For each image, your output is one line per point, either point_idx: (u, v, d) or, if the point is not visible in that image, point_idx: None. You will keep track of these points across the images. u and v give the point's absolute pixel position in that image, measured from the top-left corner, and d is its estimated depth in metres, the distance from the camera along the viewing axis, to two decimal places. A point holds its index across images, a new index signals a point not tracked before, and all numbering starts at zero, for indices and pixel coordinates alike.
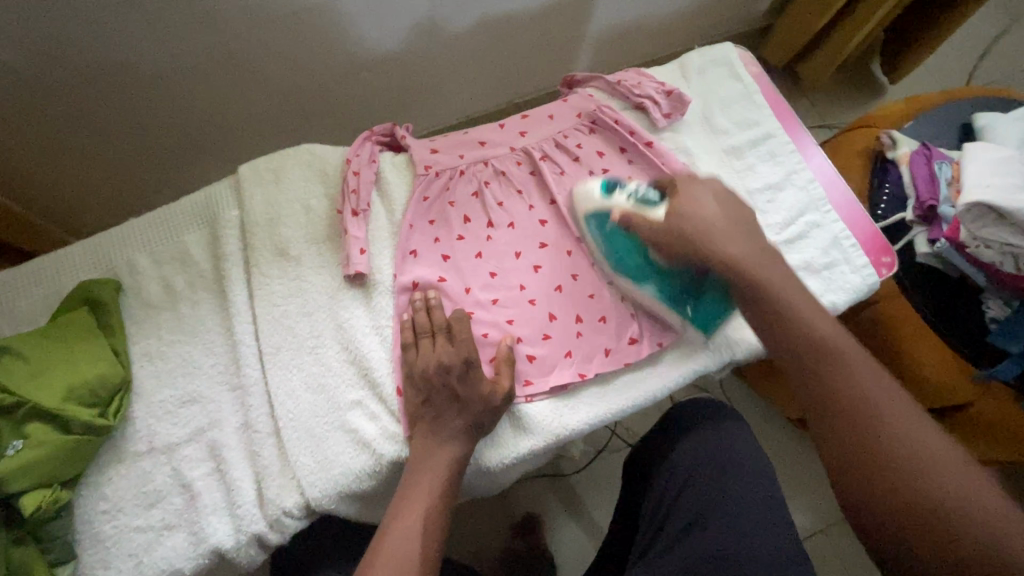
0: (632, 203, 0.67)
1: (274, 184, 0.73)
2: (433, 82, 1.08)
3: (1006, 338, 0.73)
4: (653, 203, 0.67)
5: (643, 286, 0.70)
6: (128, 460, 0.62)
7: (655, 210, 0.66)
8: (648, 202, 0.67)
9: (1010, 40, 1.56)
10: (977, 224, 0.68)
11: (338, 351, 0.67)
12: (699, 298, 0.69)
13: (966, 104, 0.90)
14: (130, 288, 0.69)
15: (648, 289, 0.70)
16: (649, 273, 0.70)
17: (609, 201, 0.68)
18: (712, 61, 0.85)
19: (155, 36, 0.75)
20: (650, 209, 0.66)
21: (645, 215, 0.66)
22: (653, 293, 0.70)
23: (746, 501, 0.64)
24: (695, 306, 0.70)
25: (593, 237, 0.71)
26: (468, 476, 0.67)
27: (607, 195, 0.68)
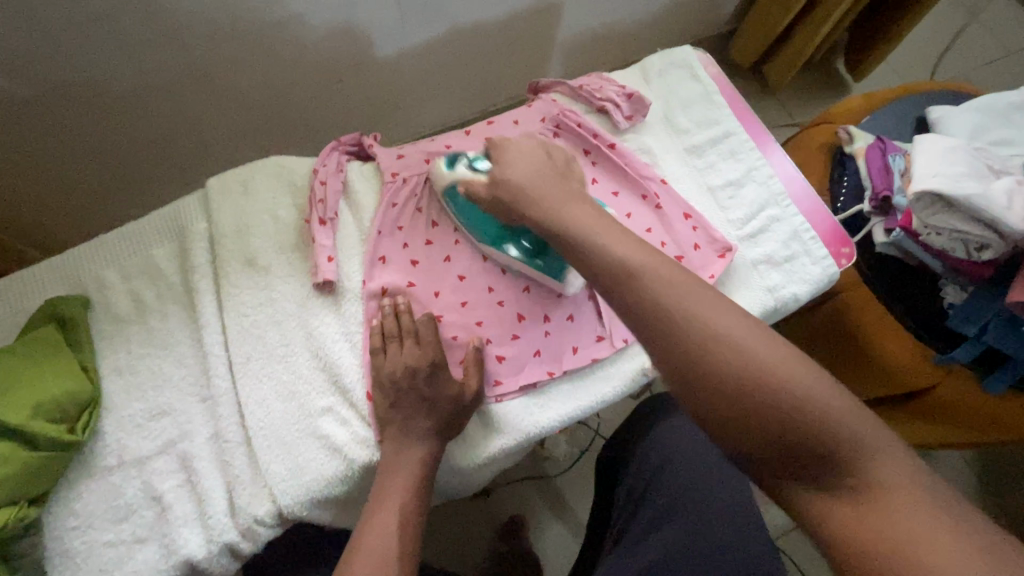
0: (468, 171, 0.69)
1: (242, 195, 0.74)
2: (403, 92, 1.10)
3: (963, 321, 0.73)
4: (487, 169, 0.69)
5: (501, 247, 0.71)
6: (99, 475, 0.62)
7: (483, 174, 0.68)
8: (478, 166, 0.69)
9: (968, 38, 1.60)
10: (927, 212, 0.68)
11: (308, 359, 0.68)
12: (543, 254, 0.71)
13: (922, 98, 0.92)
14: (99, 303, 0.69)
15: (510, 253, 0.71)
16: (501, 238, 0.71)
17: (452, 173, 0.70)
18: (673, 63, 0.87)
19: (120, 54, 0.76)
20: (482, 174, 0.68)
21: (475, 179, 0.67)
22: (512, 251, 0.71)
23: (716, 493, 0.65)
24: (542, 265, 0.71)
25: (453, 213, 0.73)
26: (441, 476, 0.68)
27: (451, 169, 0.70)
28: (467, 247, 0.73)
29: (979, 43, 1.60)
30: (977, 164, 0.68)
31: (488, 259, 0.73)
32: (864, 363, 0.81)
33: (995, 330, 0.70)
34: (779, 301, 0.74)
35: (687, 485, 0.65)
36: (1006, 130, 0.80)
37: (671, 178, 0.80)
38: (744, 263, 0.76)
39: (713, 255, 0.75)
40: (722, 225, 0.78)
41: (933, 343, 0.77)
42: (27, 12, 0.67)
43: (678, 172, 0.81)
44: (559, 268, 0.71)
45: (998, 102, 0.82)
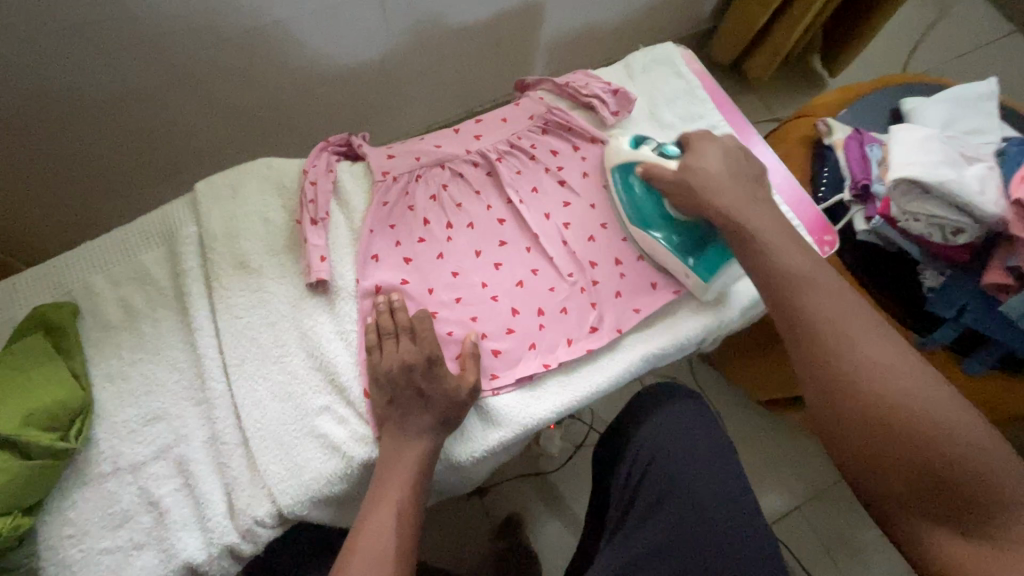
0: (654, 154, 0.74)
1: (231, 198, 0.74)
2: (391, 94, 1.10)
3: (942, 305, 0.75)
4: (675, 156, 0.74)
5: (654, 233, 0.74)
6: (93, 482, 0.61)
7: (671, 161, 0.72)
8: (666, 154, 0.74)
9: (938, 32, 1.65)
10: (905, 198, 0.71)
11: (304, 359, 0.68)
12: (696, 252, 0.72)
13: (897, 90, 0.95)
14: (87, 310, 0.68)
15: (658, 237, 0.74)
16: (659, 221, 0.74)
17: (634, 152, 0.75)
18: (656, 60, 0.88)
19: (104, 60, 0.76)
20: (669, 160, 0.73)
21: (662, 164, 0.72)
22: (663, 240, 0.73)
23: (708, 480, 0.66)
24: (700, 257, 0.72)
25: (618, 190, 0.77)
26: (438, 472, 0.68)
27: (632, 148, 0.75)
28: (459, 244, 0.75)
29: (949, 37, 1.65)
30: (951, 152, 0.71)
31: (481, 255, 0.75)
32: None
33: (973, 312, 0.73)
34: None
35: (681, 473, 0.67)
36: (976, 119, 0.83)
37: None
38: None
39: None
40: None
41: (912, 327, 0.79)
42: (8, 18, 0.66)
43: None
44: (708, 268, 0.72)
45: (966, 92, 0.85)
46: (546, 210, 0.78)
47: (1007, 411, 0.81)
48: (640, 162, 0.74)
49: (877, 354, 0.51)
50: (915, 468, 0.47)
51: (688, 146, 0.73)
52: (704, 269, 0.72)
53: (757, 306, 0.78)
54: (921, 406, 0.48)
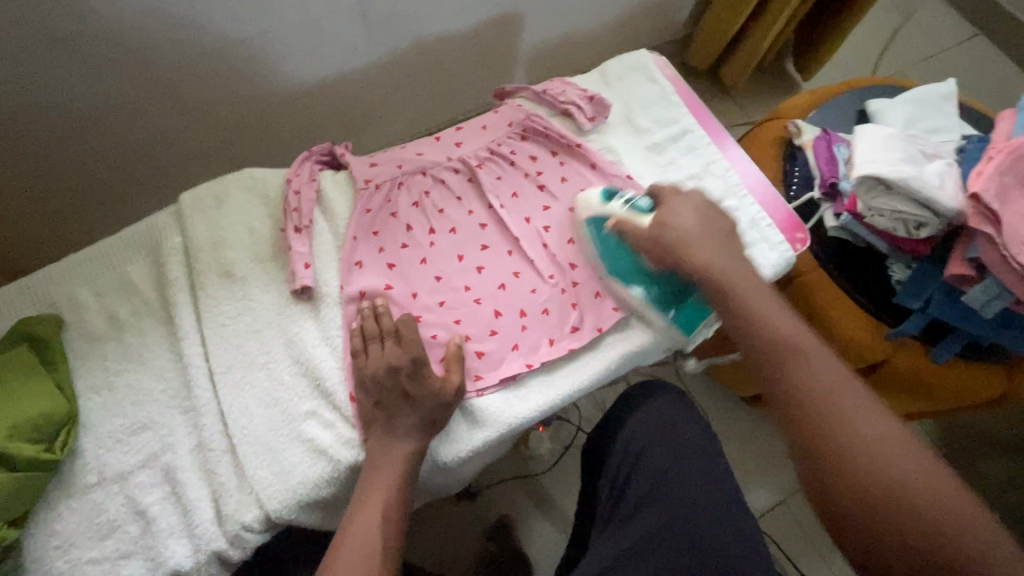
0: (627, 209, 0.74)
1: (216, 209, 0.75)
2: (374, 104, 1.12)
3: (910, 296, 0.78)
4: (647, 210, 0.74)
5: (630, 287, 0.74)
6: (79, 493, 0.61)
7: (643, 217, 0.72)
8: (638, 208, 0.74)
9: (905, 36, 1.71)
10: (870, 195, 0.74)
11: (290, 365, 0.69)
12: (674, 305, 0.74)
13: (863, 92, 0.99)
14: (72, 322, 0.69)
15: (636, 292, 0.74)
16: (636, 275, 0.74)
17: (607, 207, 0.75)
18: (630, 66, 0.91)
19: (87, 73, 0.77)
20: (643, 216, 0.73)
21: (634, 219, 0.72)
22: (641, 294, 0.74)
23: (691, 475, 0.68)
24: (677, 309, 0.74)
25: (591, 243, 0.76)
26: (425, 474, 0.69)
27: (605, 203, 0.75)
28: (441, 249, 0.77)
29: (916, 41, 1.71)
30: (911, 150, 0.74)
31: (464, 259, 0.76)
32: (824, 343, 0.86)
33: (938, 303, 0.76)
34: None
35: (664, 468, 0.68)
36: (936, 119, 0.86)
37: (635, 174, 0.84)
38: None
39: None
40: None
41: (884, 320, 0.82)
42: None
43: (640, 168, 0.85)
44: (686, 320, 0.74)
45: (930, 93, 0.88)
46: (527, 214, 0.80)
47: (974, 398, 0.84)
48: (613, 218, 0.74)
49: (867, 420, 0.53)
50: (906, 546, 0.48)
51: (659, 200, 0.73)
52: (682, 321, 0.74)
53: None
54: (895, 464, 0.50)
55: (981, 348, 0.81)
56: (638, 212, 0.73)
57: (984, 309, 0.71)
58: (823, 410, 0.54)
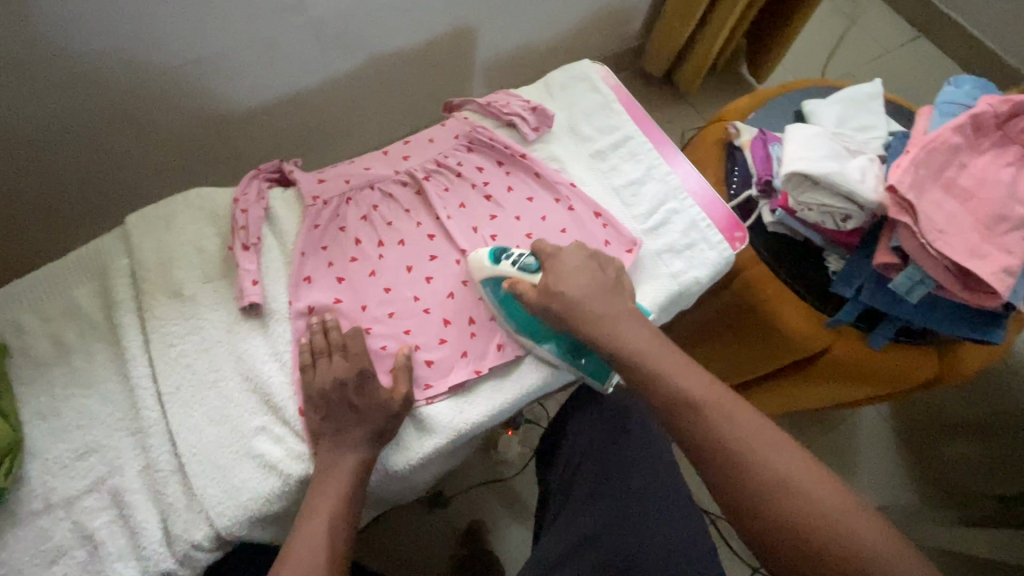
0: (516, 270, 0.71)
1: (163, 229, 0.75)
2: (330, 120, 1.13)
3: (843, 284, 0.81)
4: (536, 268, 0.71)
5: (540, 342, 0.74)
6: (25, 520, 0.61)
7: (533, 277, 0.71)
8: (528, 267, 0.71)
9: (851, 39, 1.78)
10: (799, 190, 0.77)
11: (239, 382, 0.69)
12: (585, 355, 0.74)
13: (800, 93, 1.03)
14: (18, 348, 0.68)
15: (546, 347, 0.74)
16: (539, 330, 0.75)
17: (497, 269, 0.72)
18: (573, 77, 0.94)
19: (33, 99, 0.77)
20: (533, 275, 0.71)
21: (526, 282, 0.71)
22: (551, 348, 0.74)
23: (639, 466, 0.70)
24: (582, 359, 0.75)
25: (492, 303, 0.75)
26: (377, 481, 0.70)
27: (495, 264, 0.73)
28: (390, 261, 0.78)
29: (861, 44, 1.78)
30: (836, 147, 0.77)
31: (412, 271, 0.78)
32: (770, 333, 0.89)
33: (869, 291, 0.79)
34: (683, 286, 0.82)
35: (612, 460, 0.70)
36: (864, 116, 0.90)
37: (580, 181, 0.87)
38: (650, 254, 0.83)
39: (622, 250, 0.81)
40: (627, 221, 0.85)
41: (822, 308, 0.85)
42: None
43: (584, 175, 0.88)
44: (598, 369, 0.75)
45: (857, 93, 0.93)
46: (474, 224, 0.82)
47: (908, 381, 0.87)
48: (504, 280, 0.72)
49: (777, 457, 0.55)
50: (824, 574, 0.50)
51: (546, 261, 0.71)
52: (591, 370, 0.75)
53: (680, 302, 0.83)
54: (806, 495, 0.53)
55: (912, 332, 0.85)
56: (528, 272, 0.71)
57: (909, 294, 0.74)
58: (745, 472, 0.55)
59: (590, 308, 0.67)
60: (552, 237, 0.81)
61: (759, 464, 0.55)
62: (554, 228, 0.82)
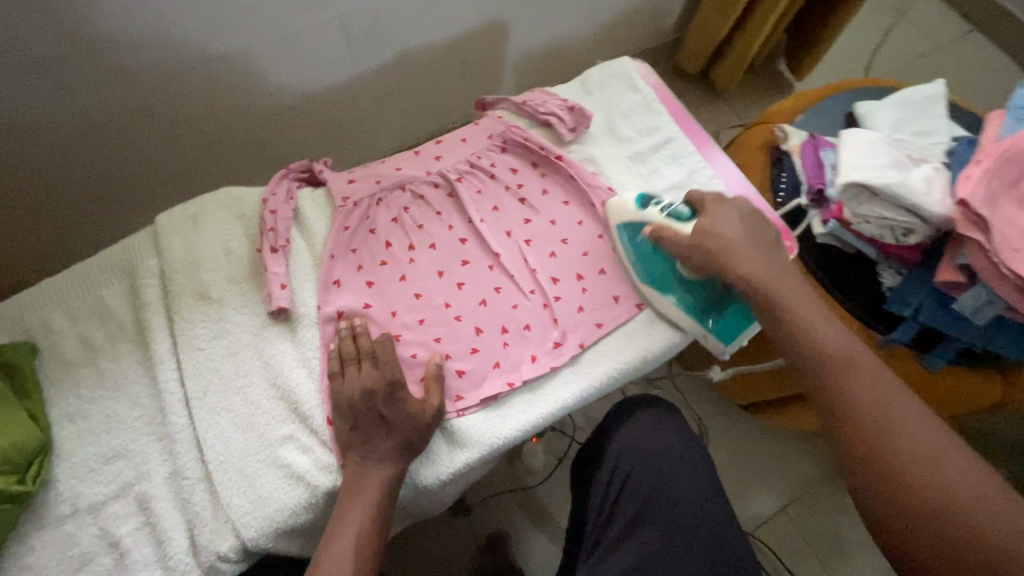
0: (664, 217, 0.74)
1: (192, 229, 0.74)
2: (357, 117, 1.11)
3: (899, 303, 0.77)
4: (686, 216, 0.74)
5: (666, 294, 0.76)
6: (51, 525, 0.60)
7: (683, 225, 0.73)
8: (679, 216, 0.74)
9: (897, 35, 1.69)
10: (855, 202, 0.72)
11: (266, 388, 0.68)
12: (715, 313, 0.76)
13: (849, 94, 0.97)
14: (47, 348, 0.68)
15: (672, 300, 0.75)
16: (671, 283, 0.76)
17: (644, 214, 0.75)
18: (611, 75, 0.90)
19: (66, 94, 0.76)
20: (682, 224, 0.73)
21: (677, 229, 0.73)
22: (678, 302, 0.75)
23: (685, 491, 0.67)
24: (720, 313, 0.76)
25: (626, 250, 0.77)
26: (405, 496, 0.68)
27: (642, 209, 0.76)
28: (421, 266, 0.75)
29: (907, 39, 1.69)
30: (896, 155, 0.72)
31: (443, 275, 0.75)
32: None
33: (929, 310, 0.74)
34: None
35: (655, 482, 0.68)
36: (923, 119, 0.85)
37: (618, 185, 0.83)
38: None
39: None
40: None
41: (874, 326, 0.79)
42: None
43: (623, 178, 0.84)
44: (725, 329, 0.77)
45: (915, 95, 0.87)
46: (507, 228, 0.79)
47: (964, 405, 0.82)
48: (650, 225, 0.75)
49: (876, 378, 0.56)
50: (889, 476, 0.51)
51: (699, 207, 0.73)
52: (723, 329, 0.76)
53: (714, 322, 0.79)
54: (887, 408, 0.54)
55: (973, 354, 0.80)
56: (678, 220, 0.74)
57: (975, 317, 0.70)
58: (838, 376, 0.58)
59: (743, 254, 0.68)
60: (588, 243, 0.79)
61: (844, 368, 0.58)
62: (591, 235, 0.80)
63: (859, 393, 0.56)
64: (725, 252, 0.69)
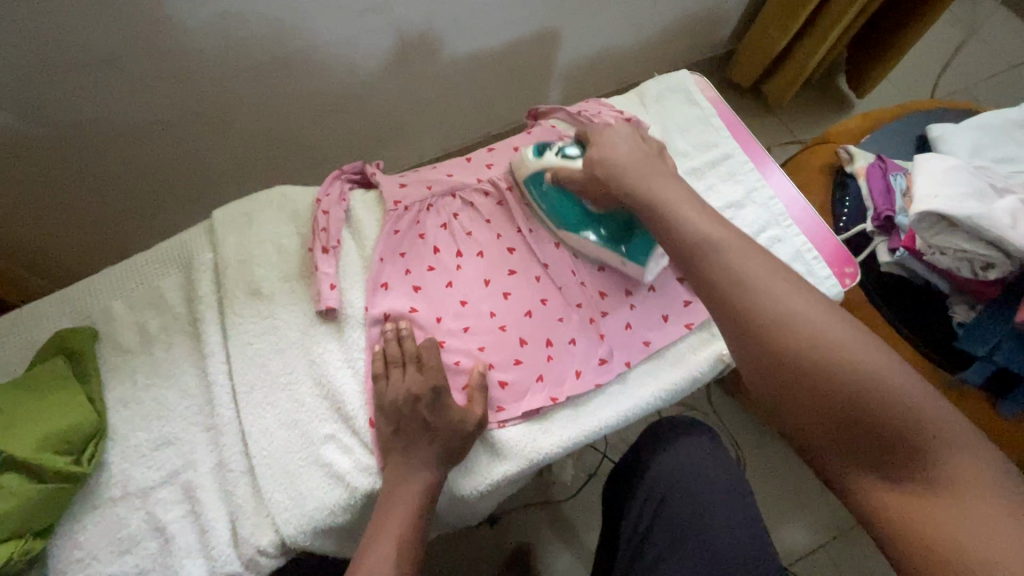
0: (558, 158, 0.75)
1: (246, 226, 0.75)
2: (408, 119, 1.11)
3: (973, 343, 0.72)
4: (577, 153, 0.75)
5: (578, 232, 0.76)
6: (102, 506, 0.62)
7: (575, 162, 0.75)
8: (568, 155, 0.75)
9: (968, 52, 1.61)
10: (931, 231, 0.68)
11: (312, 387, 0.68)
12: (626, 240, 0.76)
13: (919, 116, 0.92)
14: (106, 334, 0.70)
15: (587, 236, 0.76)
16: (580, 220, 0.76)
17: (540, 161, 0.76)
18: (669, 87, 0.88)
19: (135, 88, 0.79)
20: (573, 161, 0.75)
21: (568, 167, 0.74)
22: (591, 236, 0.76)
23: (728, 528, 0.64)
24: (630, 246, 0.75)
25: (535, 201, 0.78)
26: (441, 505, 0.67)
27: (538, 158, 0.77)
28: (469, 273, 0.75)
29: (979, 57, 1.61)
30: (980, 184, 0.68)
31: (490, 284, 0.75)
32: None
33: (1006, 352, 0.69)
34: None
35: (698, 512, 0.65)
36: (1006, 145, 0.80)
37: None
38: None
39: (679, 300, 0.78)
40: None
41: (941, 364, 0.76)
42: (31, 52, 0.69)
43: None
44: (643, 253, 0.75)
45: (997, 118, 0.82)
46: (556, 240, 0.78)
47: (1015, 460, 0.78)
48: (546, 170, 0.76)
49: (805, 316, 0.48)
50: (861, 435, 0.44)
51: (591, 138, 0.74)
52: (637, 254, 0.75)
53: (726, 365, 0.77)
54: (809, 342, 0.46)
55: None
56: (568, 158, 0.75)
57: None
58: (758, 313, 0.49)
59: (631, 165, 0.66)
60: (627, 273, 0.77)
61: (769, 298, 0.49)
62: None
63: (788, 332, 0.47)
64: (613, 172, 0.67)
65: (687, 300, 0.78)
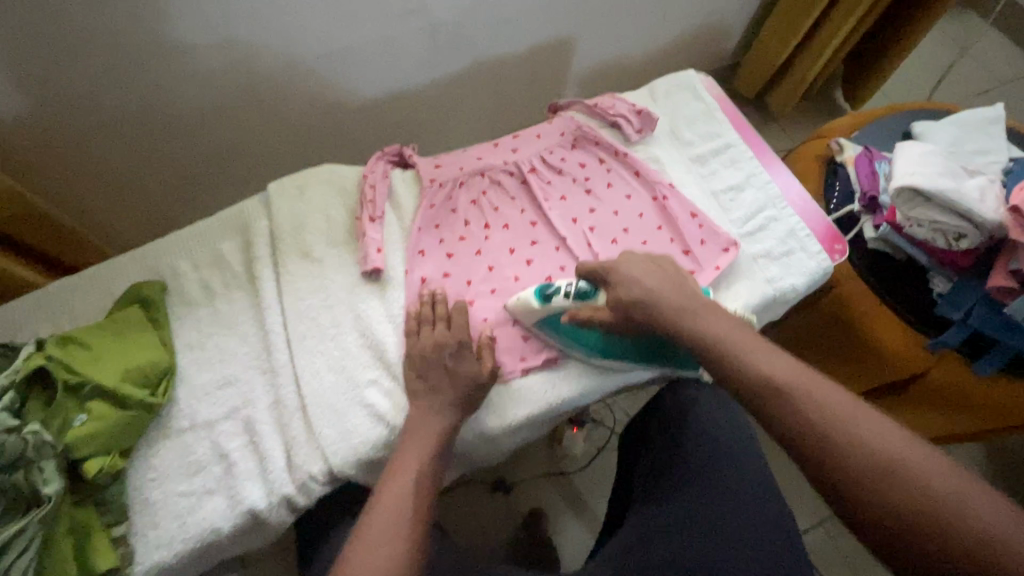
0: (574, 299, 0.74)
1: (299, 198, 0.84)
2: (437, 118, 1.21)
3: (950, 307, 0.81)
4: (589, 290, 0.75)
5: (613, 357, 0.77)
6: (174, 435, 0.70)
7: (597, 298, 0.75)
8: (584, 293, 0.75)
9: (960, 70, 1.71)
10: (909, 205, 0.77)
11: (355, 337, 0.77)
12: (662, 355, 0.79)
13: (906, 116, 1.01)
14: (174, 289, 0.79)
15: (623, 360, 0.77)
16: (613, 350, 0.77)
17: (554, 305, 0.74)
18: (677, 84, 0.97)
19: (202, 88, 0.88)
20: (593, 298, 0.75)
21: (591, 305, 0.75)
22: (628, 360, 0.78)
23: (730, 464, 0.71)
24: (667, 357, 0.79)
25: (556, 340, 0.76)
26: (466, 443, 0.74)
27: (547, 303, 0.74)
28: (496, 243, 0.84)
29: (970, 75, 1.71)
30: (951, 166, 0.77)
31: (515, 253, 0.83)
32: (864, 351, 0.89)
33: (979, 315, 0.78)
34: (778, 291, 0.83)
35: (703, 450, 0.72)
36: (982, 139, 0.89)
37: (679, 183, 0.90)
38: (747, 257, 0.85)
39: (718, 250, 0.83)
40: (725, 224, 0.87)
41: (923, 329, 0.84)
42: (114, 53, 0.77)
43: (684, 177, 0.90)
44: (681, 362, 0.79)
45: (972, 116, 0.91)
46: (574, 216, 0.86)
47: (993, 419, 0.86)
48: (565, 313, 0.74)
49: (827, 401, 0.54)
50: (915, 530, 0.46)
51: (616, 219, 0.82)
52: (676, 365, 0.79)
53: None
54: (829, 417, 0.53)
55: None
56: (586, 297, 0.75)
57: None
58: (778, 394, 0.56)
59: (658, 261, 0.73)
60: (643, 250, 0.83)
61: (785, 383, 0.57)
62: (651, 226, 0.85)
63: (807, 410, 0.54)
64: None
65: (687, 252, 0.83)
